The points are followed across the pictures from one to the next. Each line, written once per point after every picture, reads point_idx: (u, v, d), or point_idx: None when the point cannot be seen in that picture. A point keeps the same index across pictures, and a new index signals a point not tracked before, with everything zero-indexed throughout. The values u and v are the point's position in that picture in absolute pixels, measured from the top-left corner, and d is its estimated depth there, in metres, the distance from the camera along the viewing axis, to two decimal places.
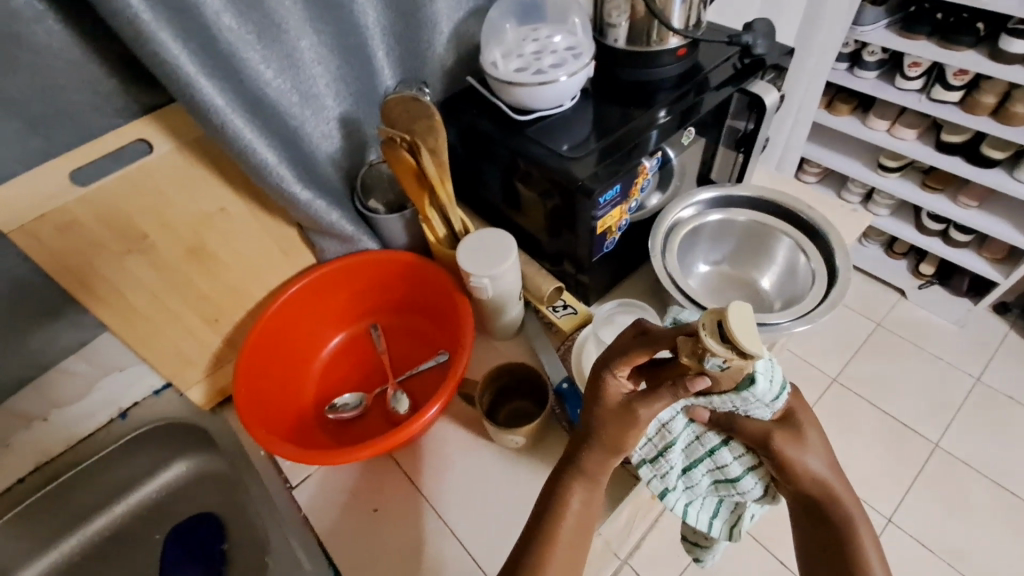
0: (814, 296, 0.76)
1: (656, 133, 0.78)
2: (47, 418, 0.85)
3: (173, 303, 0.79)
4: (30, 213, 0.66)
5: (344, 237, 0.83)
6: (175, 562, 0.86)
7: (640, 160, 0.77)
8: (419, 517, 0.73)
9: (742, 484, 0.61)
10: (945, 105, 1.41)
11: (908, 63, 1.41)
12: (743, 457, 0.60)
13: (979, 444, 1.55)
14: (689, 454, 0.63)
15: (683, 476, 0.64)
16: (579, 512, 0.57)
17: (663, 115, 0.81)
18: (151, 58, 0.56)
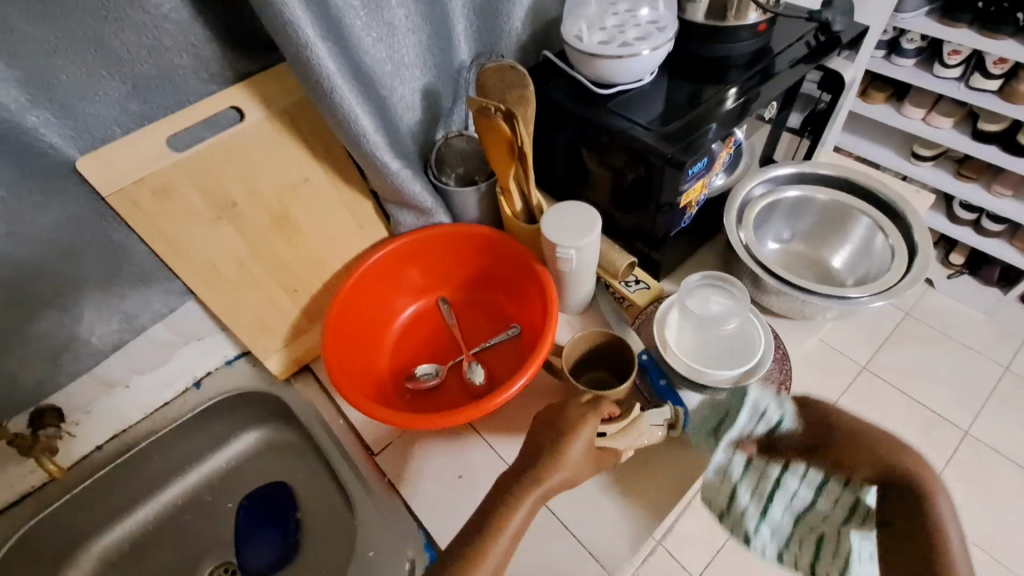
0: (897, 270, 0.77)
1: (715, 125, 0.76)
2: (130, 385, 0.83)
3: (256, 272, 0.80)
4: (131, 175, 0.66)
5: (422, 209, 0.84)
6: (249, 530, 0.84)
7: (707, 146, 0.75)
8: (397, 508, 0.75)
9: (817, 504, 0.73)
10: (984, 93, 1.34)
11: (947, 51, 1.33)
12: (812, 479, 0.72)
13: (1009, 431, 1.45)
14: (757, 489, 0.73)
15: (764, 512, 0.74)
16: (511, 537, 0.56)
17: (733, 94, 0.81)
18: (274, 15, 0.57)
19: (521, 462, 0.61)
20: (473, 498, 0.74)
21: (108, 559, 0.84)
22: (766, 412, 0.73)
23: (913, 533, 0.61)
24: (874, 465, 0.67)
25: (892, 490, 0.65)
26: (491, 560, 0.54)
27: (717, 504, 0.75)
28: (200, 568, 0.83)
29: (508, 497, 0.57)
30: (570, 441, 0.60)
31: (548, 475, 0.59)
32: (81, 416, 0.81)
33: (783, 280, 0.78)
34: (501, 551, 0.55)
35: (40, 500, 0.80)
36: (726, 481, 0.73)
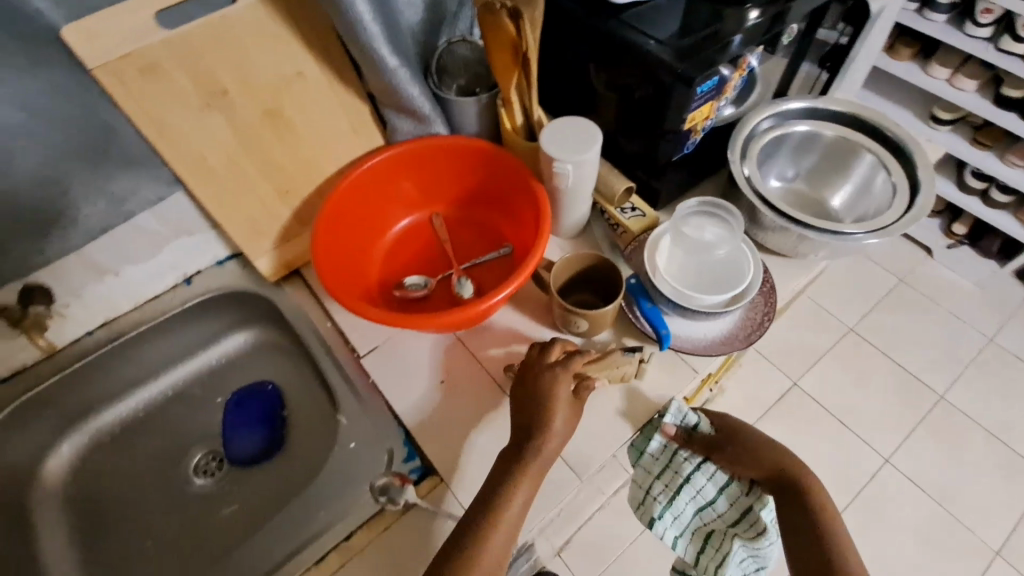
0: (897, 211, 0.76)
1: (740, 38, 0.73)
2: (120, 274, 0.82)
3: (248, 168, 0.78)
4: (115, 50, 0.64)
5: (419, 116, 0.82)
6: (236, 424, 0.88)
7: (719, 67, 0.73)
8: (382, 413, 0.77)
9: (717, 504, 0.75)
10: (1009, 57, 1.26)
11: (980, 8, 1.24)
12: (716, 478, 0.75)
13: (982, 399, 1.45)
14: (668, 476, 0.74)
15: (670, 500, 0.74)
16: (518, 511, 0.61)
17: (755, 15, 0.75)
18: None
19: (514, 447, 0.64)
20: (454, 403, 0.75)
21: (101, 437, 0.87)
22: (685, 416, 0.74)
23: (808, 526, 0.67)
24: (777, 471, 0.72)
25: (781, 492, 0.71)
26: (491, 549, 0.58)
27: (636, 492, 0.76)
28: (191, 454, 0.87)
29: (504, 489, 0.61)
30: (555, 414, 0.64)
31: (543, 448, 0.63)
32: (71, 299, 0.81)
33: (779, 214, 0.79)
34: (506, 524, 0.60)
35: (34, 377, 0.82)
36: (647, 473, 0.75)
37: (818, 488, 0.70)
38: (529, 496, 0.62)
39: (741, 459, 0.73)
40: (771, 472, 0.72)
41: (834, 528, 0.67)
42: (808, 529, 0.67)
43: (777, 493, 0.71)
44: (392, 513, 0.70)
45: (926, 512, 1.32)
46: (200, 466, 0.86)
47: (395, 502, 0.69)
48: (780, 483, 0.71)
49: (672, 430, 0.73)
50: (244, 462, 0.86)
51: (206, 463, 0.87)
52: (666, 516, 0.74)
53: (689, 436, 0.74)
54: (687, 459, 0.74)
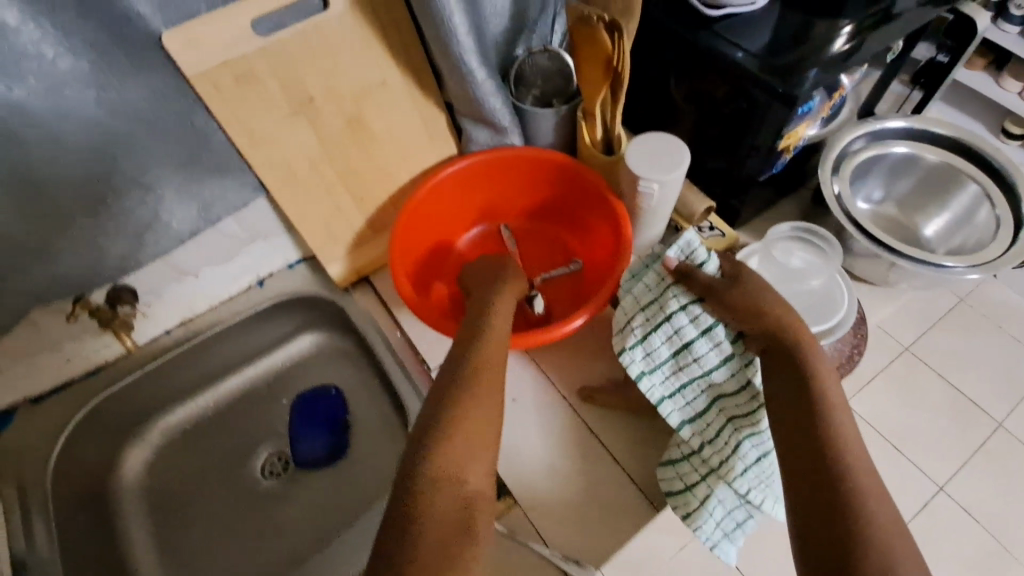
0: (1001, 244, 0.73)
1: (813, 75, 0.67)
2: (198, 275, 0.84)
3: (328, 174, 0.78)
4: (214, 58, 0.64)
5: (497, 127, 0.80)
6: (302, 427, 0.89)
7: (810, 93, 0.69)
8: None
9: (697, 348, 0.66)
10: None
11: None
12: (702, 320, 0.66)
13: None
14: (652, 303, 0.69)
15: (648, 337, 0.68)
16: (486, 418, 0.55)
17: (845, 37, 0.71)
18: None
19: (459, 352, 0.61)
20: (527, 421, 0.75)
21: (173, 433, 0.89)
22: (693, 252, 0.67)
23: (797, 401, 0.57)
24: (758, 319, 0.62)
25: (776, 367, 0.60)
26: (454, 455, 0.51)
27: (619, 321, 0.71)
28: (257, 454, 0.88)
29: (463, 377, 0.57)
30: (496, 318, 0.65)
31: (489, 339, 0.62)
32: (152, 299, 0.83)
33: (872, 238, 0.75)
34: (472, 403, 0.55)
35: (114, 373, 0.85)
36: (632, 302, 0.70)
37: (839, 413, 0.56)
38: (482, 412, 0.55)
39: (737, 295, 0.63)
40: (760, 339, 0.62)
41: (840, 441, 0.54)
42: (812, 453, 0.54)
43: (761, 352, 0.62)
44: None
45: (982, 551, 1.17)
46: (266, 467, 0.87)
47: None
48: (771, 335, 0.61)
49: (676, 262, 0.67)
50: (310, 465, 0.87)
51: (272, 464, 0.88)
52: (638, 350, 0.68)
53: (692, 277, 0.66)
54: (675, 297, 0.67)
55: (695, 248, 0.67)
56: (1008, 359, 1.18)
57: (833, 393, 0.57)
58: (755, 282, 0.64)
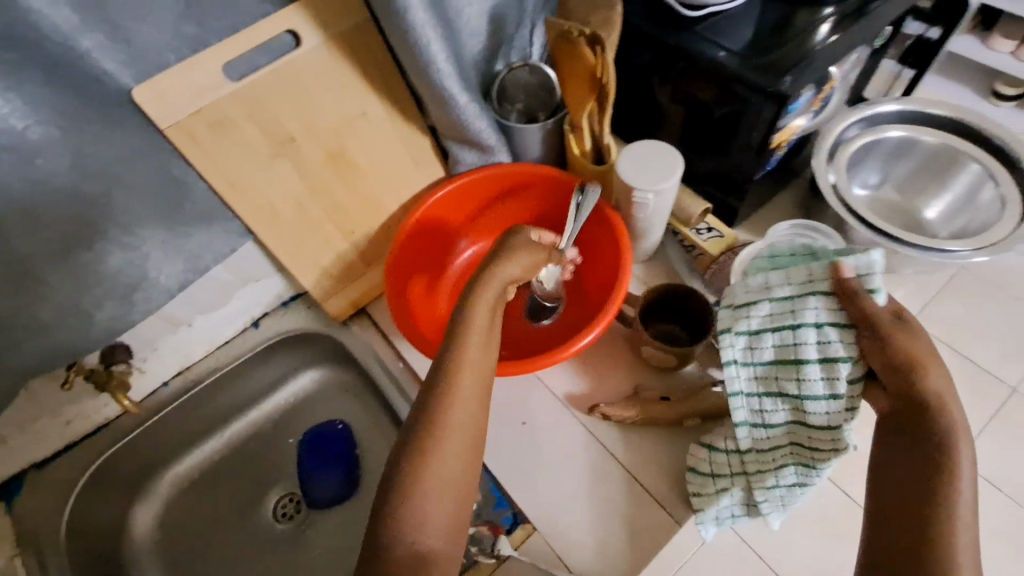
0: (1008, 224, 0.70)
1: (790, 78, 0.65)
2: (192, 324, 0.83)
3: (314, 211, 0.77)
4: (187, 108, 0.63)
5: (484, 148, 0.78)
6: (313, 466, 0.87)
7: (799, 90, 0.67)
8: None
9: (805, 370, 0.55)
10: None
11: None
12: (837, 345, 0.53)
13: None
14: (779, 305, 0.57)
15: (761, 333, 0.59)
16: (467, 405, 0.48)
17: (826, 30, 0.70)
18: None
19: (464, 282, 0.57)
20: (540, 445, 0.74)
21: (182, 485, 0.88)
22: (867, 273, 0.52)
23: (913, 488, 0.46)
24: (909, 385, 0.49)
25: (900, 428, 0.49)
26: (463, 394, 0.48)
27: (739, 301, 0.61)
28: (269, 497, 0.87)
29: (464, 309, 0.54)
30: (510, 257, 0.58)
31: (498, 272, 0.56)
32: (148, 353, 0.82)
33: (876, 228, 0.73)
34: (476, 342, 0.51)
35: (117, 430, 0.84)
36: (762, 290, 0.59)
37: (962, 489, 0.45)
38: (486, 346, 0.52)
39: (905, 346, 0.49)
40: (895, 397, 0.50)
41: (949, 529, 0.43)
42: (911, 512, 0.45)
43: (890, 413, 0.50)
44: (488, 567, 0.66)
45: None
46: (279, 509, 0.86)
47: (493, 554, 0.67)
48: (922, 404, 0.48)
49: (850, 276, 0.53)
50: (323, 504, 0.85)
51: (285, 506, 0.86)
52: (742, 340, 0.60)
53: (854, 298, 0.52)
54: (814, 309, 0.54)
55: (869, 273, 0.52)
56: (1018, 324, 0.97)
57: (965, 470, 0.45)
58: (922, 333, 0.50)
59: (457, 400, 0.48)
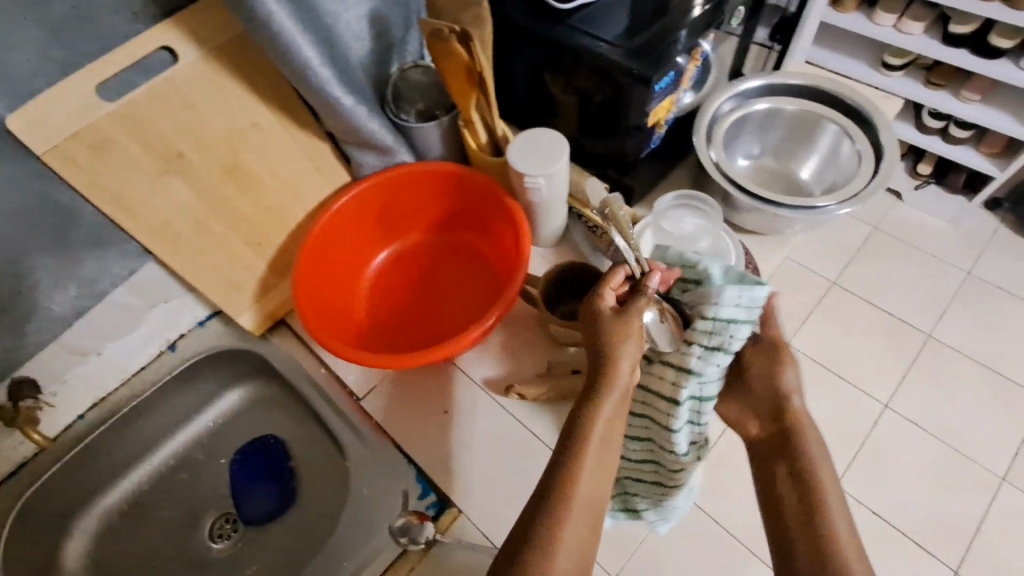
0: (863, 177, 0.78)
1: (685, 31, 0.73)
2: (102, 353, 0.82)
3: (215, 226, 0.76)
4: (64, 130, 0.64)
5: (382, 148, 0.80)
6: (246, 483, 0.87)
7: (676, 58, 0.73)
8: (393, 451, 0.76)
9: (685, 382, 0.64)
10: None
11: None
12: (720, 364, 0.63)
13: (973, 332, 1.40)
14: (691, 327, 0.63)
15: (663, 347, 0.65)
16: (586, 490, 0.51)
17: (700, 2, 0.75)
18: None
19: (591, 360, 0.57)
20: (463, 430, 0.76)
21: (109, 518, 0.85)
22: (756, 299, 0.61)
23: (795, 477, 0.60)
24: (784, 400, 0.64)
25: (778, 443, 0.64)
26: (583, 489, 0.51)
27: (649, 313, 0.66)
28: (203, 520, 0.86)
29: (592, 396, 0.54)
30: (628, 339, 0.57)
31: (620, 357, 0.56)
32: (57, 386, 0.81)
33: (751, 194, 0.79)
34: (596, 444, 0.53)
35: (29, 473, 0.80)
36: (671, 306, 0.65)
37: (825, 484, 0.59)
38: (608, 438, 0.54)
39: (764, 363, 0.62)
40: (771, 426, 0.65)
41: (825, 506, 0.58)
42: (801, 517, 0.58)
43: (769, 437, 0.65)
44: (415, 554, 0.70)
45: (940, 454, 1.23)
46: (215, 530, 0.85)
47: (417, 541, 0.69)
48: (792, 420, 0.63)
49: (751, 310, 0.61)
50: (259, 520, 0.85)
51: (221, 526, 0.85)
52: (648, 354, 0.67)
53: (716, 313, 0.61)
54: (712, 331, 0.61)
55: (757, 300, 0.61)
56: (916, 275, 1.46)
57: (823, 468, 0.61)
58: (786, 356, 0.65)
59: (576, 498, 0.50)
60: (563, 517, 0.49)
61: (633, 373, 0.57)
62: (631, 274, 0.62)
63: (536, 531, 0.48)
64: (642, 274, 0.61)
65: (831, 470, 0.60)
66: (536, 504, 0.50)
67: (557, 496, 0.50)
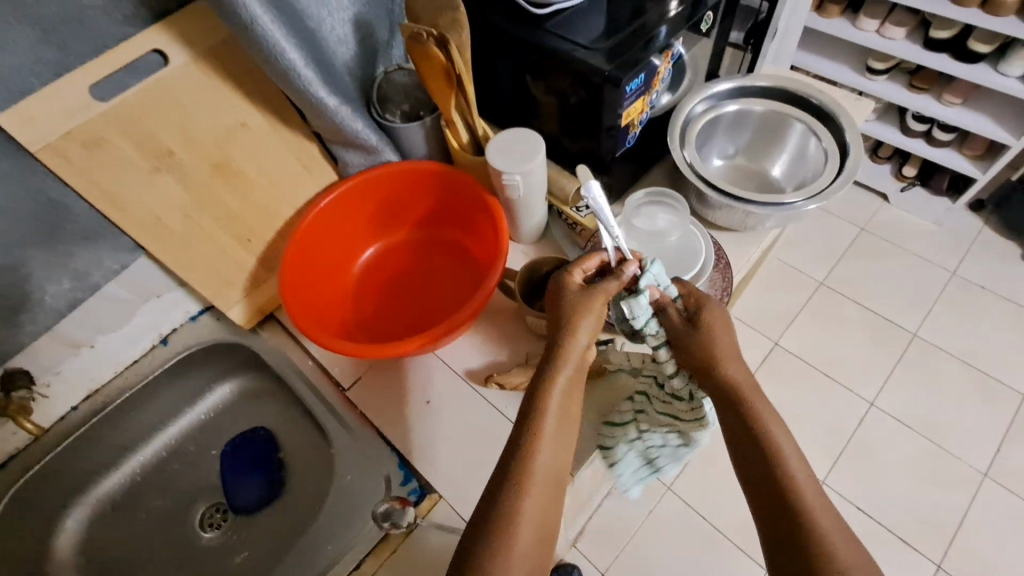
0: (830, 173, 0.81)
1: (667, 28, 0.76)
2: (95, 345, 0.85)
3: (204, 222, 0.79)
4: (56, 129, 0.65)
5: (367, 148, 0.83)
6: (236, 474, 0.89)
7: (654, 57, 0.76)
8: (377, 441, 0.79)
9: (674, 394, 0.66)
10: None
11: None
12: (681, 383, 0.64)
13: (958, 331, 1.41)
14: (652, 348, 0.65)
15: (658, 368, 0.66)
16: (546, 462, 0.53)
17: (675, 6, 0.79)
18: None
19: (551, 339, 0.60)
20: (444, 420, 0.78)
21: (102, 507, 0.88)
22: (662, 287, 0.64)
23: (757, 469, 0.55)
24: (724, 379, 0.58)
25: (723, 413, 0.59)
26: (543, 461, 0.53)
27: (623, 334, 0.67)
28: (194, 509, 0.88)
29: (551, 371, 0.57)
30: (586, 316, 0.60)
31: (578, 333, 0.59)
32: (50, 377, 0.83)
33: (725, 190, 0.82)
34: (554, 418, 0.55)
35: (25, 460, 0.83)
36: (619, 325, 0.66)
37: (793, 462, 0.54)
38: (565, 410, 0.57)
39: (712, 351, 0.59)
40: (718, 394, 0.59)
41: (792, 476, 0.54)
42: (778, 505, 0.53)
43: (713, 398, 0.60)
44: (397, 537, 0.73)
45: (918, 450, 1.26)
46: (206, 520, 0.87)
47: (399, 525, 0.71)
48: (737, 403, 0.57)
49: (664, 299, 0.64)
50: (248, 509, 0.87)
51: (211, 516, 0.88)
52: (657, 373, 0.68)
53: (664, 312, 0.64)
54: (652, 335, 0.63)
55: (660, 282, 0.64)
56: (904, 275, 1.50)
57: (786, 446, 0.55)
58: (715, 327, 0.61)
59: (537, 470, 0.53)
60: (523, 488, 0.52)
61: (590, 347, 0.61)
62: (605, 261, 0.66)
63: (502, 506, 0.51)
64: (619, 263, 0.64)
65: (795, 445, 0.55)
66: (500, 478, 0.53)
67: (518, 469, 0.52)
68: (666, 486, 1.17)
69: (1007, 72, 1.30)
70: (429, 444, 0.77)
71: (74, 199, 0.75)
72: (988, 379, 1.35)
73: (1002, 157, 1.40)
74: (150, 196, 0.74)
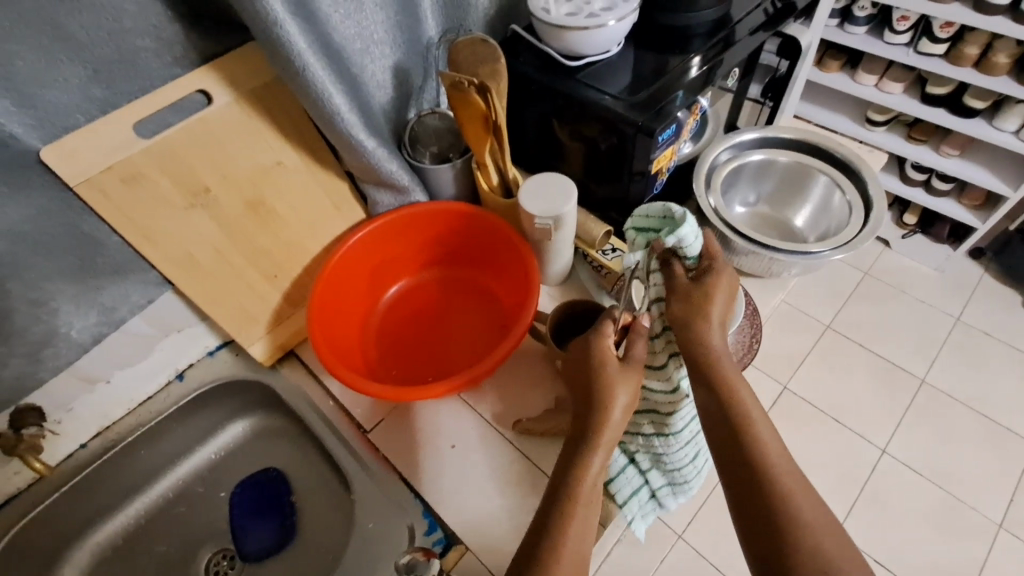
0: (856, 223, 0.82)
1: (682, 92, 0.77)
2: (111, 380, 0.84)
3: (234, 259, 0.79)
4: (99, 164, 0.66)
5: (399, 188, 0.84)
6: (244, 516, 0.85)
7: (673, 115, 0.76)
8: (399, 488, 0.76)
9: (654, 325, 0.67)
10: (931, 58, 1.31)
11: (897, 17, 1.30)
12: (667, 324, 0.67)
13: (967, 378, 1.41)
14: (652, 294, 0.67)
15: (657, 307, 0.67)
16: (575, 541, 0.54)
17: (698, 62, 0.81)
18: (244, 5, 0.61)
19: (581, 416, 0.60)
20: (467, 465, 0.76)
21: (103, 551, 0.84)
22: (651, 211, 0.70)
23: (739, 470, 0.56)
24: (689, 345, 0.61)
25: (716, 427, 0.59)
26: (566, 553, 0.53)
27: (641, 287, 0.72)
28: (199, 554, 0.84)
29: (581, 454, 0.57)
30: (615, 395, 0.58)
31: (611, 409, 0.58)
32: (62, 414, 0.82)
33: (752, 238, 0.82)
34: (579, 509, 0.55)
35: (29, 499, 0.80)
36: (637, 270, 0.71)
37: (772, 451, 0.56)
38: (593, 491, 0.57)
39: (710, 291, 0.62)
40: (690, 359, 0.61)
41: (773, 471, 0.55)
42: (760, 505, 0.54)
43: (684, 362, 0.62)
44: None
45: (933, 499, 1.23)
46: (212, 567, 0.83)
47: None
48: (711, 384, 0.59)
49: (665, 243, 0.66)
50: (258, 556, 0.83)
51: (218, 563, 0.83)
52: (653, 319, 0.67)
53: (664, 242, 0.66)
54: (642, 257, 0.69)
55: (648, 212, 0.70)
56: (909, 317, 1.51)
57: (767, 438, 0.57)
58: (716, 285, 0.63)
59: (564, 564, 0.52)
60: None
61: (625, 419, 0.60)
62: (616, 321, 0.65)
63: None
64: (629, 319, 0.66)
65: (775, 435, 0.57)
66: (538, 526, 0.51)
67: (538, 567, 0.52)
68: (677, 533, 1.12)
69: (1001, 127, 1.34)
70: (453, 492, 0.74)
71: (103, 232, 0.74)
72: (997, 427, 1.34)
73: (1000, 208, 1.43)
74: (182, 231, 0.74)
